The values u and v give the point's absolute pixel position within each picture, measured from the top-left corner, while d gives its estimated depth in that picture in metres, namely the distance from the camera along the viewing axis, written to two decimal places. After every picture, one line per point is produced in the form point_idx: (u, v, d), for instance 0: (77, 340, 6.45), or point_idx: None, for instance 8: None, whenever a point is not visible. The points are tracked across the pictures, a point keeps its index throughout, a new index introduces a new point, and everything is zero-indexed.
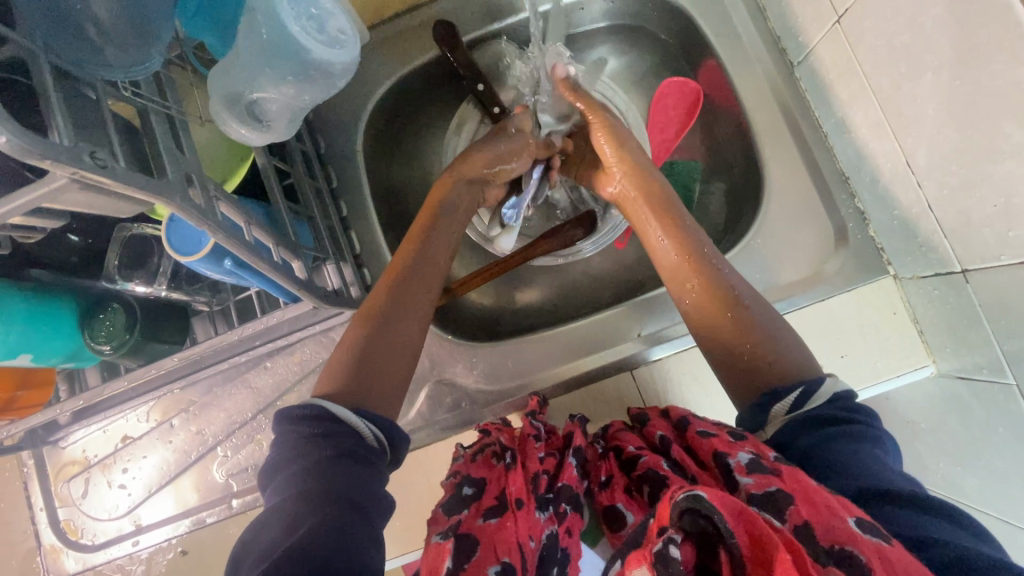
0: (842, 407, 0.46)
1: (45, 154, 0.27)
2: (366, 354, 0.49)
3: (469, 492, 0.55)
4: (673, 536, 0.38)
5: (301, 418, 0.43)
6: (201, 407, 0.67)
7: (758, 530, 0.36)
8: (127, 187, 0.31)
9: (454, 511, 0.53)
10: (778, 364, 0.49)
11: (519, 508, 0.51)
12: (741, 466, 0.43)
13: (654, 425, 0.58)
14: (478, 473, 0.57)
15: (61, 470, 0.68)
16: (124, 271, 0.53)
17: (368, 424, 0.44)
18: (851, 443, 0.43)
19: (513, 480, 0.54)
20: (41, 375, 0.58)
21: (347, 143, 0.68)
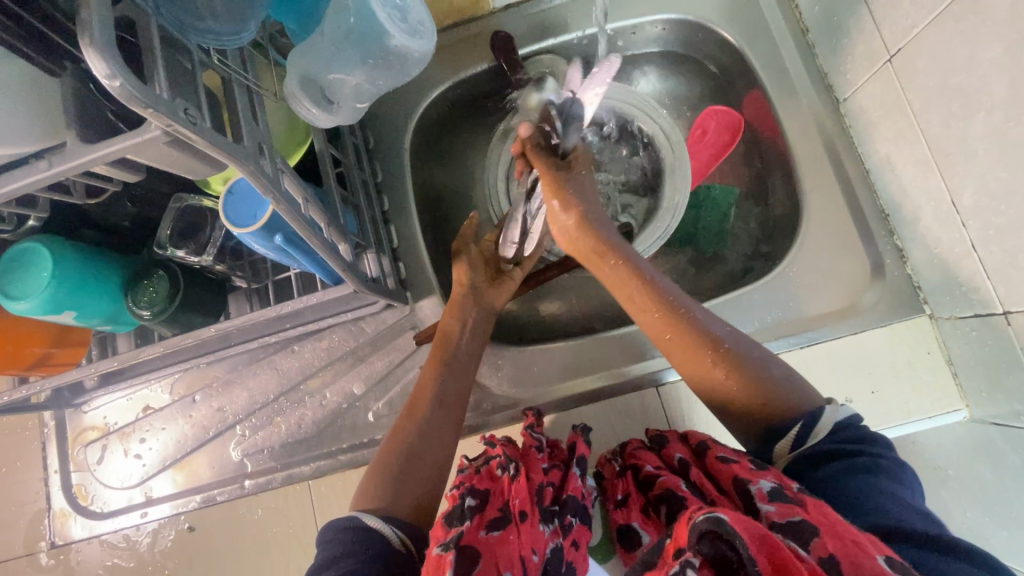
0: (847, 437, 0.46)
1: (148, 103, 0.28)
2: (396, 480, 0.54)
3: (471, 503, 0.52)
4: (692, 560, 0.37)
5: (341, 528, 0.50)
6: (225, 384, 0.68)
7: (780, 555, 0.35)
8: (210, 147, 0.32)
9: (456, 520, 0.50)
10: (771, 406, 0.48)
11: (522, 520, 0.50)
12: (763, 494, 0.43)
13: (673, 446, 0.57)
14: (478, 482, 0.54)
15: (80, 435, 0.69)
16: (175, 240, 0.54)
17: (395, 529, 0.51)
18: (862, 476, 0.43)
19: (517, 492, 0.52)
20: (76, 336, 0.60)
21: (396, 141, 0.70)
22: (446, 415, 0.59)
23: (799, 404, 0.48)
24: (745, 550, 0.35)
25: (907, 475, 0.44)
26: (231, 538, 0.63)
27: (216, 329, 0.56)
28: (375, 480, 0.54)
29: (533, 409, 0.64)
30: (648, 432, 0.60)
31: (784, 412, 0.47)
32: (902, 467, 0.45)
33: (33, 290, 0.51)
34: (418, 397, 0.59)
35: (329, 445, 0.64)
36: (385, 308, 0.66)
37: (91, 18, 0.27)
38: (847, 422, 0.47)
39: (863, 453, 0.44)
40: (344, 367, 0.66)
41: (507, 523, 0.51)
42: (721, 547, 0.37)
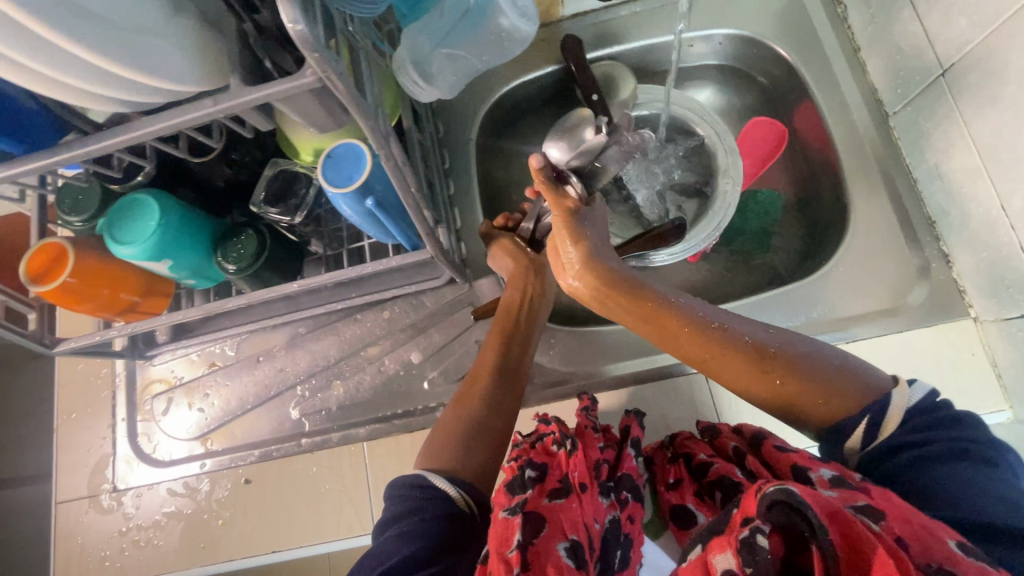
0: (923, 424, 0.44)
1: (315, 49, 0.33)
2: (461, 447, 0.56)
3: (532, 474, 0.53)
4: (761, 526, 0.37)
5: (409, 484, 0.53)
6: (288, 347, 0.71)
7: (853, 531, 0.35)
8: (348, 98, 0.37)
9: (517, 488, 0.51)
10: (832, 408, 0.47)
11: (583, 491, 0.52)
12: (823, 480, 0.44)
13: (725, 435, 0.58)
14: (536, 456, 0.55)
15: (147, 387, 0.73)
16: (270, 200, 0.59)
17: (456, 488, 0.53)
18: (941, 466, 0.42)
19: (575, 465, 0.53)
20: (162, 286, 0.64)
21: (464, 130, 0.74)
22: (506, 381, 0.61)
23: (860, 393, 0.46)
24: (816, 518, 0.35)
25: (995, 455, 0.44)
26: (286, 492, 0.66)
27: (297, 286, 0.60)
28: (437, 443, 0.57)
29: (590, 393, 0.65)
30: (699, 423, 0.61)
31: (849, 408, 0.46)
32: (984, 441, 0.44)
33: (138, 236, 0.55)
34: (478, 373, 0.62)
35: (384, 409, 0.68)
36: (445, 284, 0.70)
37: None
38: (917, 409, 0.45)
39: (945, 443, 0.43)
40: (403, 337, 0.69)
41: (568, 492, 0.51)
42: (792, 517, 0.36)
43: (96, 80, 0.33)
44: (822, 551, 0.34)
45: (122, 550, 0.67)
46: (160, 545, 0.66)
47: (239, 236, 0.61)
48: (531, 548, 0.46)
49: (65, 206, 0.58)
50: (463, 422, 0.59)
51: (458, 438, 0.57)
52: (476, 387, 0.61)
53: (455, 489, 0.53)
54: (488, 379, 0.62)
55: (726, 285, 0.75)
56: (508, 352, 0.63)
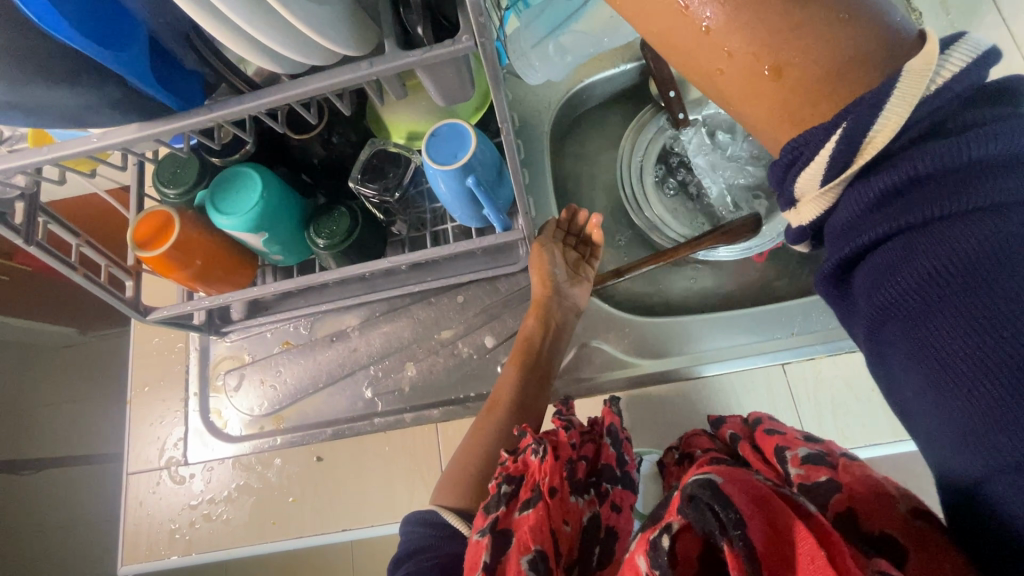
0: (867, 202, 0.27)
1: (480, 15, 0.34)
2: (482, 470, 0.59)
3: (506, 489, 0.51)
4: (673, 525, 0.33)
5: (427, 522, 0.55)
6: (362, 328, 0.72)
7: (781, 520, 0.30)
8: (490, 67, 0.39)
9: (493, 508, 0.50)
10: (828, 97, 0.27)
11: (552, 497, 0.49)
12: (796, 457, 0.40)
13: (727, 423, 0.55)
14: (513, 469, 0.54)
15: (220, 363, 0.74)
16: (365, 178, 0.60)
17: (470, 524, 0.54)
18: (936, 252, 0.25)
19: (541, 472, 0.51)
20: (246, 258, 0.65)
21: (539, 124, 0.76)
22: (525, 413, 0.62)
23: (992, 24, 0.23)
24: (727, 513, 0.30)
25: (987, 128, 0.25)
26: (357, 470, 0.67)
27: (384, 263, 0.61)
28: (459, 475, 0.59)
29: (566, 399, 0.64)
30: (710, 417, 0.58)
31: None
32: (989, 126, 0.25)
33: (239, 208, 0.57)
34: (495, 404, 0.63)
35: (458, 392, 0.68)
36: (520, 271, 0.71)
37: None
38: (936, 106, 0.25)
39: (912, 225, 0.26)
40: (477, 322, 0.70)
41: (536, 501, 0.49)
42: (704, 516, 0.31)
43: (272, 35, 0.35)
44: (735, 550, 0.29)
45: (192, 523, 0.67)
46: (230, 519, 0.67)
47: (332, 214, 0.62)
48: (499, 569, 0.45)
49: (164, 177, 0.60)
50: (484, 447, 0.61)
51: (476, 475, 0.59)
52: (492, 419, 0.63)
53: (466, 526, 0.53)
54: (509, 413, 0.62)
55: (795, 283, 0.76)
56: (527, 391, 0.63)
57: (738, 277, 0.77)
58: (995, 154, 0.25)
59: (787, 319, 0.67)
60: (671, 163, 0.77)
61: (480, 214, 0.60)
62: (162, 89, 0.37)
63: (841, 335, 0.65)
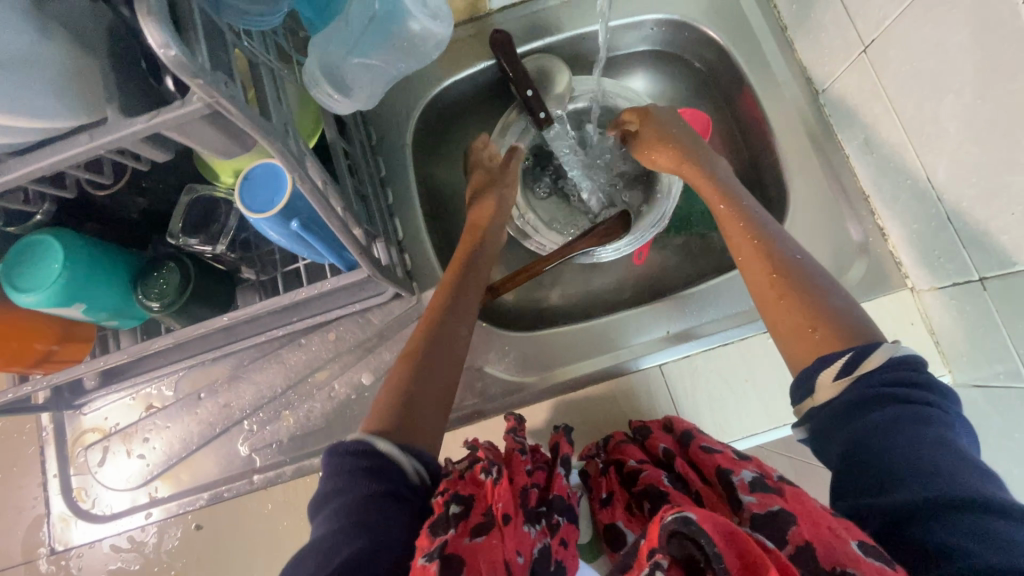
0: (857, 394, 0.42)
1: (195, 73, 0.29)
2: (411, 390, 0.52)
3: (455, 509, 0.41)
4: (661, 561, 0.33)
5: (347, 451, 0.44)
6: (231, 380, 0.67)
7: (751, 554, 0.32)
8: (248, 121, 0.34)
9: (440, 529, 0.39)
10: (801, 320, 0.49)
11: (506, 522, 0.41)
12: (744, 484, 0.44)
13: (658, 436, 0.57)
14: (461, 488, 0.44)
15: (80, 438, 0.67)
16: (187, 230, 0.55)
17: (412, 462, 0.45)
18: (905, 424, 0.39)
19: (500, 493, 0.43)
20: (80, 332, 0.60)
21: (398, 137, 0.71)
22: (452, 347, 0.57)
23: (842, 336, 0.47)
24: (711, 549, 0.32)
25: (931, 380, 0.43)
26: (240, 534, 0.63)
27: (224, 320, 0.56)
28: (386, 413, 0.50)
29: (513, 416, 0.60)
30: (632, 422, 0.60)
31: None
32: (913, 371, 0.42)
33: (39, 281, 0.50)
34: (423, 324, 0.59)
35: (338, 436, 0.65)
36: (391, 299, 0.67)
37: None
38: None
39: (884, 399, 0.41)
40: (352, 359, 0.67)
41: (490, 527, 0.40)
42: (690, 549, 0.33)
43: None
44: None
45: None
46: None
47: (160, 269, 0.57)
48: None
49: None
50: (416, 365, 0.55)
51: (403, 406, 0.50)
52: (417, 341, 0.57)
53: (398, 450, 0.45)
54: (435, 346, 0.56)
55: (679, 273, 0.75)
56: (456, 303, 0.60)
57: (622, 274, 0.75)
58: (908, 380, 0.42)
59: (663, 316, 0.66)
60: (543, 164, 0.75)
61: (322, 254, 0.56)
62: None
63: (713, 329, 0.65)
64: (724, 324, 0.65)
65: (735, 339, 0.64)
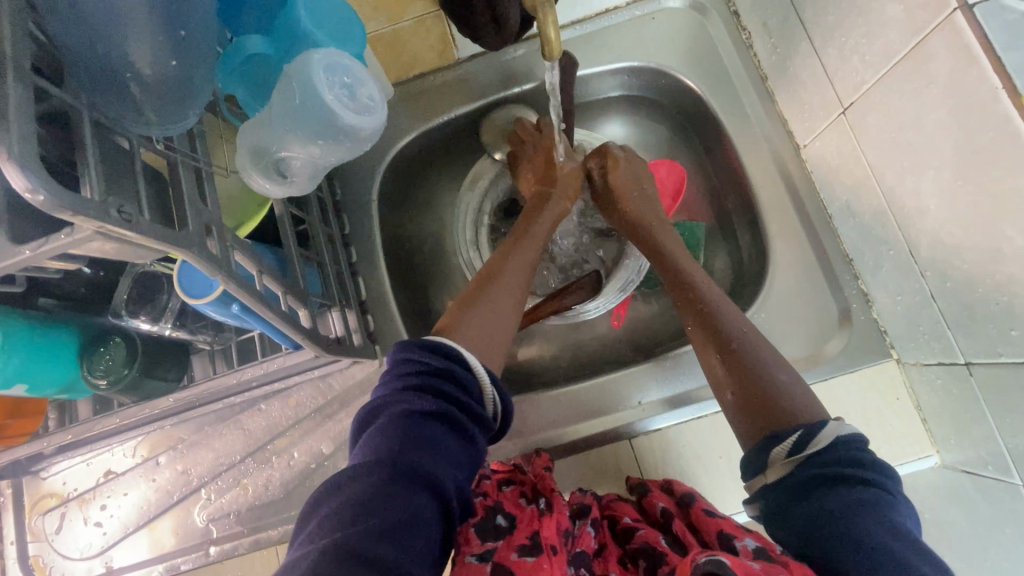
0: (801, 475, 0.40)
1: (74, 210, 0.27)
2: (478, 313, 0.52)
3: (502, 523, 0.48)
4: None
5: (422, 356, 0.45)
6: (189, 446, 0.66)
7: None
8: (151, 240, 0.32)
9: (487, 536, 0.47)
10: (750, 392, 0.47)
11: (554, 552, 0.44)
12: (748, 549, 0.43)
13: (655, 495, 0.56)
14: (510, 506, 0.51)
15: (37, 503, 0.66)
16: (131, 306, 0.53)
17: (492, 391, 0.46)
18: (852, 507, 0.37)
19: (548, 524, 0.47)
20: (31, 405, 0.58)
21: (362, 192, 0.69)
22: (514, 298, 0.56)
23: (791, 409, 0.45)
24: None
25: (876, 460, 0.41)
26: None
27: None
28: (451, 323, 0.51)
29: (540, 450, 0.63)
30: (631, 481, 0.59)
31: None
32: (858, 448, 0.41)
33: None
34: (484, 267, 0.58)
35: (296, 508, 0.63)
36: (353, 364, 0.64)
37: (13, 127, 0.25)
38: None
39: (831, 479, 0.39)
40: (311, 426, 0.64)
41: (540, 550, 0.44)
42: None
43: None
44: None
45: None
46: None
47: (107, 344, 0.56)
48: None
49: None
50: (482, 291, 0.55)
51: (465, 323, 0.51)
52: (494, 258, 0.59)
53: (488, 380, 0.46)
54: (500, 289, 0.55)
55: (656, 330, 0.72)
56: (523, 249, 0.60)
57: (596, 331, 0.73)
58: (853, 459, 0.40)
59: (636, 384, 0.64)
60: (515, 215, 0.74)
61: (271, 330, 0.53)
62: None
63: (687, 398, 0.62)
64: (701, 391, 0.62)
65: (709, 411, 0.61)
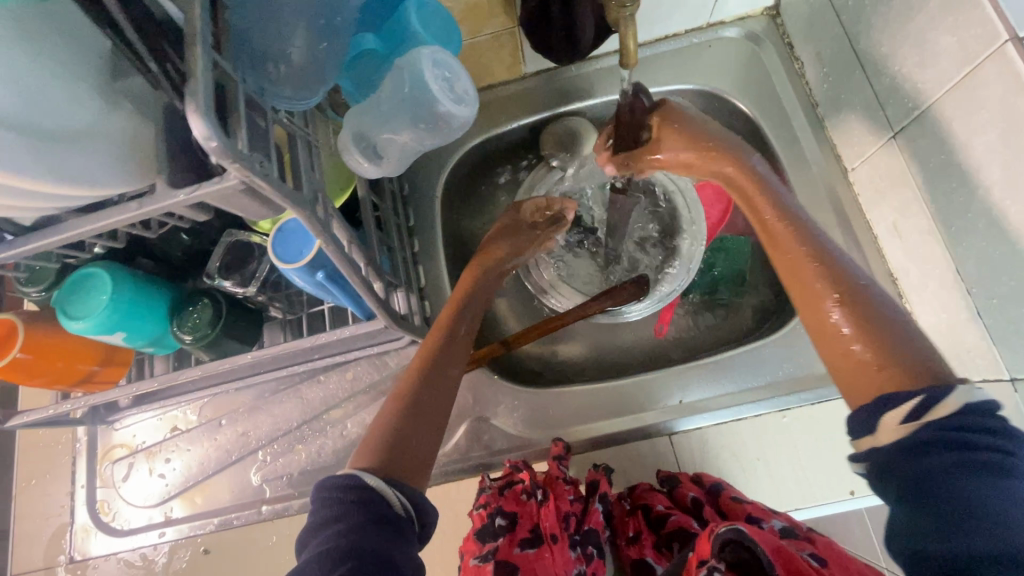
0: (922, 444, 0.37)
1: (234, 159, 0.32)
2: (405, 424, 0.51)
3: (501, 522, 0.59)
4: (714, 566, 0.43)
5: (337, 484, 0.44)
6: (250, 410, 0.70)
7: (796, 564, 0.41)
8: (279, 194, 0.37)
9: (489, 536, 0.59)
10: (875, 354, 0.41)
11: (553, 542, 0.57)
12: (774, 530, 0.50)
13: (685, 486, 0.59)
14: (509, 503, 0.61)
15: (108, 452, 0.71)
16: (223, 271, 0.58)
17: (398, 495, 0.45)
18: (975, 481, 0.35)
19: (547, 515, 0.59)
20: (120, 355, 0.64)
21: (428, 188, 0.74)
22: (443, 399, 0.55)
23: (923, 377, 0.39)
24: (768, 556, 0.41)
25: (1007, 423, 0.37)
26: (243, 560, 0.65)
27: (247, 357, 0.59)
28: (373, 442, 0.50)
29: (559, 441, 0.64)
30: (661, 474, 0.62)
31: None
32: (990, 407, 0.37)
33: (91, 311, 0.54)
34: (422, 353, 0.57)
35: None
36: (408, 345, 0.68)
37: (198, 86, 0.31)
38: None
39: (955, 450, 0.36)
40: (366, 399, 0.69)
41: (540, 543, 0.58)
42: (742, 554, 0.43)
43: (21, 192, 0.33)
44: None
45: None
46: None
47: (195, 304, 0.61)
48: None
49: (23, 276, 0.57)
50: (411, 396, 0.54)
51: (394, 437, 0.50)
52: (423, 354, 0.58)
53: (392, 490, 0.45)
54: (429, 394, 0.54)
55: (697, 339, 0.74)
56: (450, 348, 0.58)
57: (638, 335, 0.76)
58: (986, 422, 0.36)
59: (677, 384, 0.65)
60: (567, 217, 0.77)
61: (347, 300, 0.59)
62: None
63: (726, 401, 0.64)
64: (742, 397, 0.63)
65: (748, 415, 0.63)
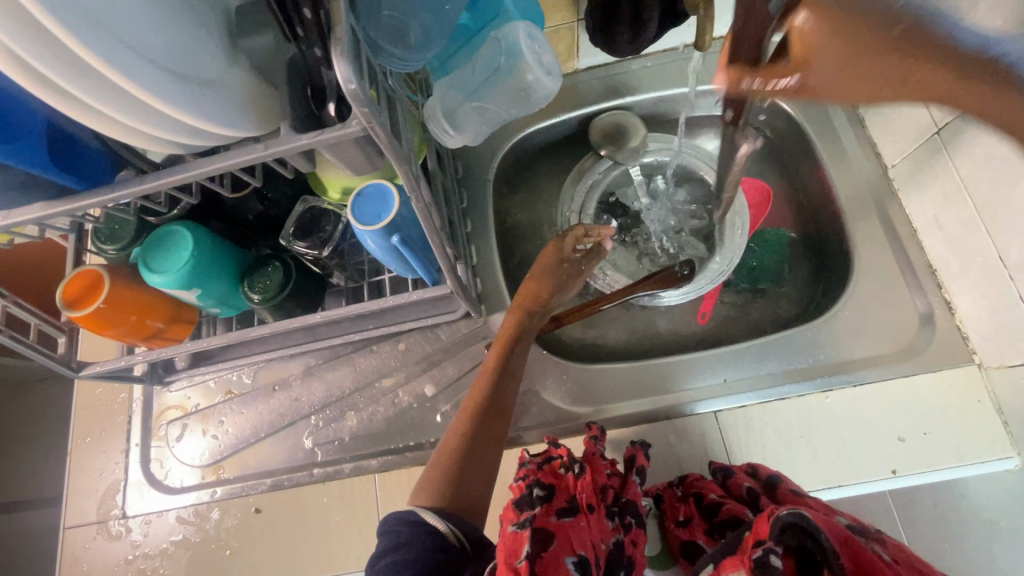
0: None
1: (363, 103, 0.35)
2: (461, 464, 0.55)
3: (540, 493, 0.54)
4: (773, 548, 0.42)
5: (399, 518, 0.50)
6: (304, 377, 0.73)
7: (863, 556, 0.41)
8: (389, 145, 0.40)
9: (527, 506, 0.53)
10: None
11: (592, 512, 0.54)
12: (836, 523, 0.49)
13: (738, 476, 0.58)
14: (546, 477, 0.57)
15: (163, 413, 0.74)
16: (296, 236, 0.62)
17: (448, 523, 0.49)
18: None
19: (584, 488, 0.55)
20: (183, 316, 0.66)
21: (481, 171, 0.78)
22: (494, 437, 0.58)
23: None
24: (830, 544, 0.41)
25: None
26: (292, 520, 0.67)
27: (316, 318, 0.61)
28: (434, 481, 0.54)
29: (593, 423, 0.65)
30: (712, 463, 0.61)
31: None
32: None
33: (170, 266, 0.57)
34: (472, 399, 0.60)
35: (396, 442, 0.69)
36: (461, 319, 0.71)
37: (340, 33, 0.34)
38: None
39: None
40: (417, 370, 0.71)
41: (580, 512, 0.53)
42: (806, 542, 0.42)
43: (163, 128, 0.36)
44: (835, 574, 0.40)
45: None
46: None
47: (266, 268, 0.64)
48: (543, 562, 0.47)
49: (103, 235, 0.60)
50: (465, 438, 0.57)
51: (452, 477, 0.54)
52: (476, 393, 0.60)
53: (444, 522, 0.49)
54: (481, 434, 0.57)
55: (736, 326, 0.77)
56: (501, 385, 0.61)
57: (678, 320, 0.78)
58: None
59: (720, 365, 0.68)
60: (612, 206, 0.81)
61: (413, 267, 0.61)
62: (64, 173, 0.39)
63: (768, 382, 0.66)
64: (785, 377, 0.66)
65: (792, 395, 0.65)
